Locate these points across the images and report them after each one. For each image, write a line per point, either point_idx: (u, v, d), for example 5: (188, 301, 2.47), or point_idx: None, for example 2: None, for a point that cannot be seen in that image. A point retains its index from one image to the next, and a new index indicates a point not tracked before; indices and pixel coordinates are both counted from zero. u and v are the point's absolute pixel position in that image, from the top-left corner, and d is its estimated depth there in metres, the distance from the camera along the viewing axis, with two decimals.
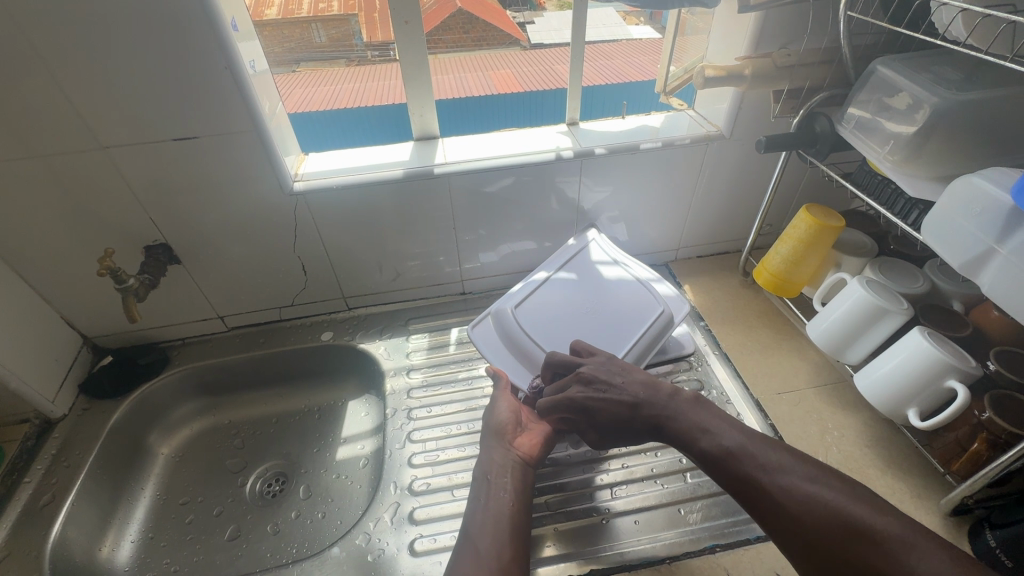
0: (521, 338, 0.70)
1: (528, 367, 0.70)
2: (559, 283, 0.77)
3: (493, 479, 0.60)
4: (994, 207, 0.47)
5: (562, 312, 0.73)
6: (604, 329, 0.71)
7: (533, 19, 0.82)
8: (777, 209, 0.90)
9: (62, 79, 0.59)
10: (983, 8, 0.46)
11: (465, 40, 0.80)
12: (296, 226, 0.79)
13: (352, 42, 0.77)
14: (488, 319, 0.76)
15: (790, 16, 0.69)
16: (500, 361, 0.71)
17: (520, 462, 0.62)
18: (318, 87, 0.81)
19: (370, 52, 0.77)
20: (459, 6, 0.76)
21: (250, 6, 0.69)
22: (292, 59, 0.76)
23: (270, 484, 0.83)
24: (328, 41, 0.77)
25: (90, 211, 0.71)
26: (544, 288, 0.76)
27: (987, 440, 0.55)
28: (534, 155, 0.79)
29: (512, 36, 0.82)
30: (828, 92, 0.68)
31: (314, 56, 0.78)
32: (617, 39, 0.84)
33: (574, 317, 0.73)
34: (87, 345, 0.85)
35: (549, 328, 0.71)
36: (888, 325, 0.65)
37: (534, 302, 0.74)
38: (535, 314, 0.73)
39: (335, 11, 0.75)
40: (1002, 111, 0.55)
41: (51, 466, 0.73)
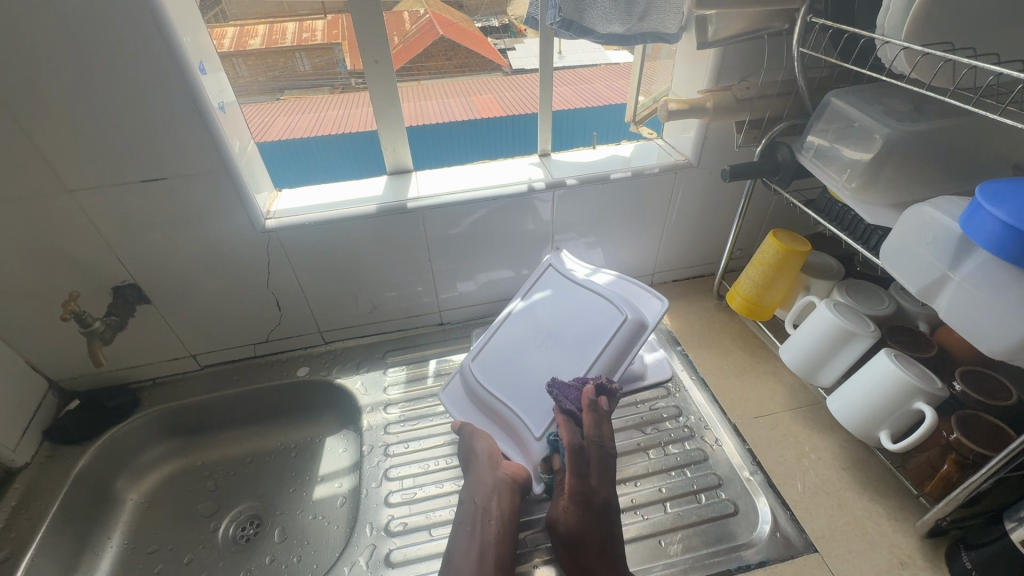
0: (483, 395, 0.72)
1: (494, 418, 0.71)
2: (525, 319, 0.78)
3: (479, 501, 0.60)
4: (945, 234, 0.49)
5: (518, 356, 0.74)
6: (561, 360, 0.70)
7: (513, 46, 0.86)
8: (748, 233, 0.92)
9: (25, 124, 0.59)
10: (942, 52, 0.47)
11: (446, 66, 0.83)
12: (269, 262, 0.78)
13: (336, 70, 0.78)
14: (458, 379, 0.78)
15: (748, 52, 0.72)
16: (467, 415, 0.73)
17: (507, 486, 0.62)
18: (303, 114, 0.87)
19: (354, 78, 0.77)
20: (441, 33, 0.79)
21: (234, 35, 0.72)
22: (275, 88, 0.78)
23: (243, 528, 0.80)
24: (312, 69, 0.79)
25: (56, 254, 0.70)
26: (505, 332, 0.78)
27: (957, 461, 0.56)
28: (507, 188, 0.80)
29: (493, 61, 0.87)
30: (788, 123, 0.70)
31: (298, 84, 0.81)
32: (592, 63, 0.90)
33: (533, 358, 0.73)
34: (54, 389, 0.83)
35: (505, 376, 0.72)
36: (857, 347, 0.66)
37: (493, 354, 0.76)
38: (495, 365, 0.74)
39: (318, 40, 0.75)
40: (949, 141, 0.58)
41: (11, 519, 0.70)
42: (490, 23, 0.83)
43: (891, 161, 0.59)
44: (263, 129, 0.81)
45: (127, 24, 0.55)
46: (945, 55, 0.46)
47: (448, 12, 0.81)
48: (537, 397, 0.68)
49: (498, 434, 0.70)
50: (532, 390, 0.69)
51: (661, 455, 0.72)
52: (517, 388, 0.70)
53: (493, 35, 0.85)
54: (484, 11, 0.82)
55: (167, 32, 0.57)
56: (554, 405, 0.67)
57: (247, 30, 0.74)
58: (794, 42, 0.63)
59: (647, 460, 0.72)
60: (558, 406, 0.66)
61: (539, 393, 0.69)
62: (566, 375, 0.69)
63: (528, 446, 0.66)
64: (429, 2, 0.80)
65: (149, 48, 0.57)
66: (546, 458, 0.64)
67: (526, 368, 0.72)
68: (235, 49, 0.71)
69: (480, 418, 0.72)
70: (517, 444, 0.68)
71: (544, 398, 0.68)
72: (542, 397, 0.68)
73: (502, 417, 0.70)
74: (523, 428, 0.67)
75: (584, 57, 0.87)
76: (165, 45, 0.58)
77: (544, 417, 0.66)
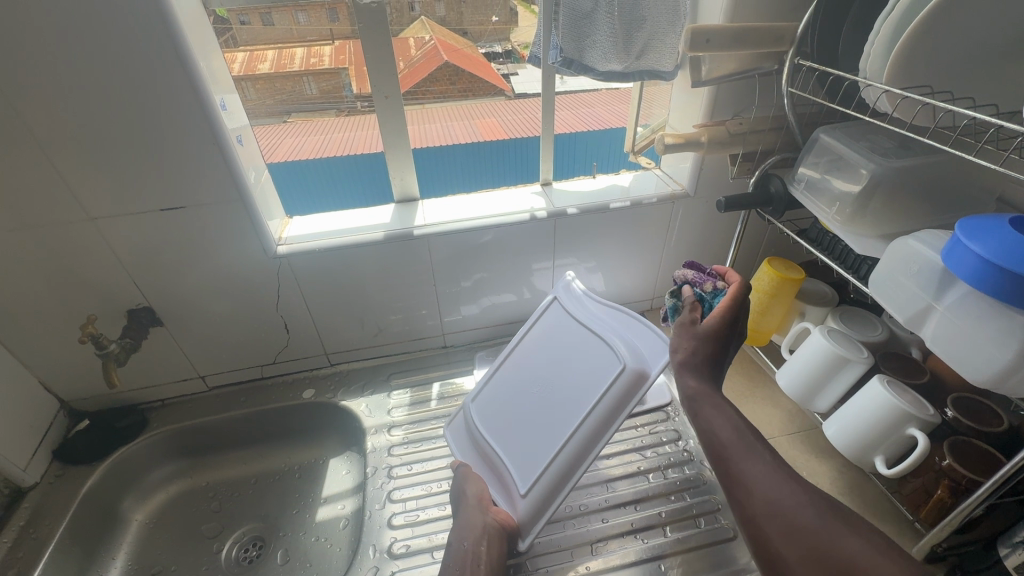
0: (477, 437, 0.72)
1: (488, 462, 0.70)
2: (527, 355, 0.76)
3: (464, 545, 0.60)
4: (929, 266, 0.51)
5: (517, 400, 0.71)
6: (554, 408, 0.67)
7: (517, 71, 0.84)
8: (744, 260, 0.95)
9: (54, 157, 0.62)
10: (920, 97, 0.50)
11: (450, 91, 0.83)
12: (279, 287, 0.81)
13: (342, 94, 0.79)
14: (460, 415, 0.78)
15: (739, 89, 0.76)
16: (467, 454, 0.73)
17: (494, 534, 0.61)
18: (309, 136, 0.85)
19: (359, 102, 0.79)
20: (445, 59, 0.78)
21: (243, 60, 0.73)
22: (282, 110, 0.80)
23: (246, 550, 0.81)
24: (319, 93, 0.79)
25: (75, 277, 0.72)
26: (509, 369, 0.76)
27: (950, 486, 0.57)
28: (510, 217, 0.83)
29: (495, 86, 0.84)
30: (780, 156, 0.73)
31: (305, 107, 0.80)
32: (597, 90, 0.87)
33: (529, 403, 0.70)
34: (64, 409, 0.85)
35: (502, 420, 0.71)
36: (851, 373, 0.67)
37: (492, 394, 0.75)
38: (495, 406, 0.73)
39: (326, 65, 0.76)
40: (932, 176, 0.61)
41: (19, 539, 0.71)
42: (494, 49, 0.81)
43: (878, 194, 0.61)
44: (270, 151, 0.82)
45: (156, 67, 0.59)
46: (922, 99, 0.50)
47: (452, 37, 0.78)
48: (526, 447, 0.66)
49: (492, 478, 0.69)
50: (523, 438, 0.67)
51: (661, 478, 0.75)
52: (511, 434, 0.69)
53: (496, 61, 0.83)
54: (489, 38, 0.80)
55: (193, 73, 0.60)
56: (541, 459, 0.64)
57: (257, 55, 0.74)
58: (782, 82, 0.66)
59: (647, 484, 0.74)
60: (543, 461, 0.63)
61: (529, 443, 0.66)
62: (555, 427, 0.65)
63: (513, 496, 0.65)
64: (435, 25, 0.76)
65: (174, 88, 0.61)
66: (530, 512, 0.62)
67: (521, 414, 0.70)
68: (245, 73, 0.73)
69: (478, 459, 0.71)
70: (505, 491, 0.66)
71: (534, 450, 0.65)
72: (531, 448, 0.65)
73: (493, 463, 0.69)
74: (510, 478, 0.65)
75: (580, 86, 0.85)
76: (190, 85, 0.61)
77: (529, 471, 0.64)
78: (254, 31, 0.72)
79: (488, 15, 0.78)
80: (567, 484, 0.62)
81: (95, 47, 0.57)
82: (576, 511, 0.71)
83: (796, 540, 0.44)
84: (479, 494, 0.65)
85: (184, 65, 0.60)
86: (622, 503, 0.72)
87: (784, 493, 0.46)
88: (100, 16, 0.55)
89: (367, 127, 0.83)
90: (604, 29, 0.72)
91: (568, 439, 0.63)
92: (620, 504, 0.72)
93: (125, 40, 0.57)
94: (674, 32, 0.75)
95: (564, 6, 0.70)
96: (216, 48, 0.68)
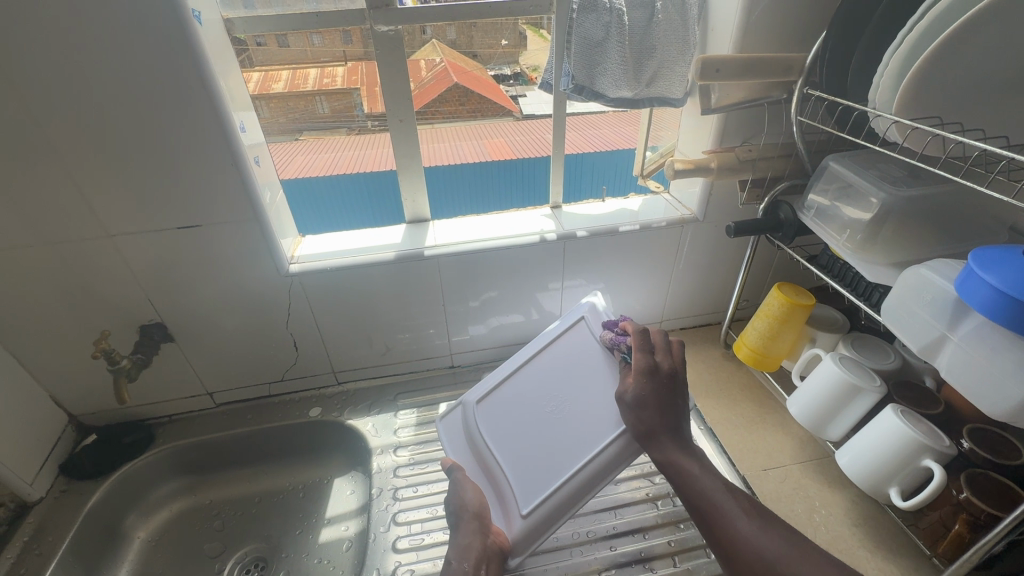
0: (478, 442, 0.66)
1: (483, 469, 0.65)
2: (543, 364, 0.72)
3: (463, 567, 0.56)
4: (942, 296, 0.51)
5: (526, 417, 0.68)
6: (568, 429, 0.65)
7: (525, 93, 0.85)
8: (753, 285, 0.95)
9: (78, 176, 0.64)
10: (930, 128, 0.51)
11: (460, 111, 0.83)
12: (290, 305, 0.81)
13: (353, 113, 0.80)
14: (457, 410, 0.72)
15: (749, 117, 0.77)
16: (460, 454, 0.67)
17: (490, 556, 0.58)
18: (319, 154, 0.85)
19: (370, 121, 0.81)
20: (455, 81, 0.79)
21: (256, 80, 0.73)
22: (294, 128, 0.80)
23: (248, 571, 0.80)
24: (330, 112, 0.80)
25: (90, 293, 0.73)
26: (521, 375, 0.72)
27: (968, 521, 0.56)
28: (520, 238, 0.84)
29: (504, 107, 0.85)
30: (788, 183, 0.73)
31: (316, 126, 0.81)
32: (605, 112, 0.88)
33: (536, 424, 0.67)
34: (73, 424, 0.85)
35: (509, 429, 0.67)
36: (863, 402, 0.67)
37: (498, 401, 0.70)
38: (500, 412, 0.69)
39: (337, 86, 0.77)
40: (943, 205, 0.61)
41: (22, 555, 0.71)
42: (504, 71, 0.82)
43: (889, 222, 0.61)
44: (281, 168, 0.82)
45: (179, 90, 0.61)
46: (931, 131, 0.50)
47: (463, 60, 0.79)
48: (534, 464, 0.63)
49: (485, 484, 0.65)
50: (531, 453, 0.64)
51: (670, 506, 0.73)
52: (518, 447, 0.65)
53: (505, 83, 0.84)
54: (498, 60, 0.81)
55: (214, 96, 0.62)
56: (549, 480, 0.62)
57: (271, 75, 0.74)
58: (791, 111, 0.67)
59: (655, 511, 0.73)
60: (552, 482, 0.61)
61: (537, 460, 0.64)
62: (569, 450, 0.63)
63: (510, 513, 0.61)
64: (446, 48, 0.77)
65: (195, 110, 0.63)
66: (526, 535, 0.60)
67: (530, 427, 0.67)
68: (259, 93, 0.74)
69: (472, 462, 0.66)
70: (499, 503, 0.63)
71: (538, 476, 0.62)
72: (536, 473, 0.63)
73: (492, 474, 0.64)
74: (511, 494, 0.62)
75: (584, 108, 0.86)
76: (210, 107, 0.63)
77: (534, 491, 0.61)
78: (269, 52, 0.73)
79: (498, 39, 0.79)
80: (566, 515, 0.61)
81: (122, 72, 0.59)
82: (584, 538, 0.70)
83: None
84: (477, 509, 0.60)
85: (206, 88, 0.61)
86: (630, 531, 0.71)
87: (769, 546, 0.48)
88: (128, 43, 0.57)
89: (379, 147, 0.84)
90: (614, 56, 0.74)
91: (581, 468, 0.61)
92: (628, 531, 0.71)
93: (150, 66, 0.59)
94: (684, 60, 0.76)
95: (575, 34, 0.72)
96: (238, 72, 0.70)
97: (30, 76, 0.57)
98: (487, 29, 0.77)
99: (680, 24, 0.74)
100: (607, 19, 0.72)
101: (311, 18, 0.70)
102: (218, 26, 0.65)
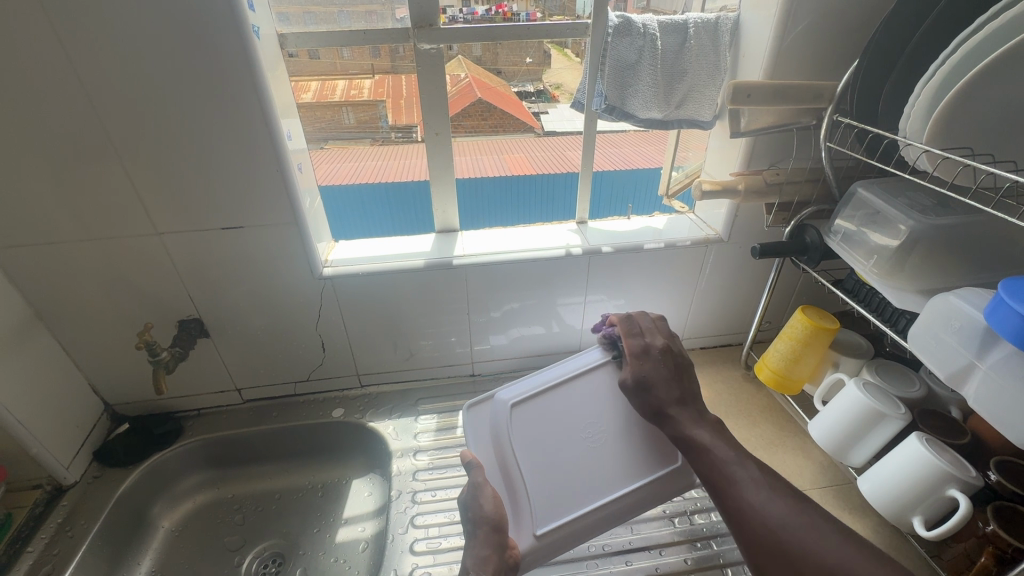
0: (508, 445, 0.65)
1: (503, 474, 0.65)
2: (590, 382, 0.71)
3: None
4: (971, 325, 0.52)
5: (564, 430, 0.67)
6: (600, 457, 0.66)
7: (547, 110, 0.89)
8: (776, 307, 0.95)
9: (135, 176, 0.68)
10: (959, 158, 0.51)
11: (482, 126, 0.86)
12: (321, 307, 0.84)
13: (377, 124, 0.84)
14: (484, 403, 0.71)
15: (778, 142, 0.78)
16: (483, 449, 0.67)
17: (505, 570, 0.58)
18: (343, 163, 0.89)
19: (394, 133, 0.85)
20: (479, 96, 0.81)
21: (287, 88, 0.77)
22: (320, 138, 0.83)
23: (265, 566, 0.81)
24: (355, 123, 0.84)
25: (134, 287, 0.77)
26: (561, 392, 0.70)
27: (994, 554, 0.55)
28: (546, 252, 0.86)
29: (526, 123, 0.90)
30: (816, 208, 0.74)
31: (342, 136, 0.85)
32: (625, 130, 0.89)
33: (571, 440, 0.67)
34: (107, 412, 0.88)
35: (544, 438, 0.67)
36: (888, 428, 0.66)
37: (539, 404, 0.69)
38: (538, 418, 0.68)
39: (364, 97, 0.80)
40: (974, 235, 0.61)
41: (55, 536, 0.74)
42: (527, 88, 0.85)
43: (917, 249, 0.62)
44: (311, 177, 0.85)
45: (233, 100, 0.65)
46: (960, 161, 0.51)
47: (486, 75, 0.82)
48: (557, 486, 0.64)
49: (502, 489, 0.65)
50: (560, 471, 0.65)
51: (687, 524, 0.73)
52: (546, 468, 0.65)
53: (528, 99, 0.87)
54: (522, 77, 0.84)
55: (265, 106, 0.66)
56: (570, 507, 0.63)
57: (299, 86, 0.77)
58: (821, 137, 0.68)
59: (672, 528, 0.73)
60: (572, 510, 0.63)
61: (563, 485, 0.65)
62: (594, 484, 0.65)
63: (523, 529, 0.62)
64: (471, 65, 0.80)
65: (246, 118, 0.66)
66: (535, 551, 0.61)
67: (563, 453, 0.66)
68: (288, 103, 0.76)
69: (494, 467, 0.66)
70: (513, 514, 0.63)
71: (560, 495, 0.64)
72: (559, 492, 0.64)
73: (514, 480, 0.64)
74: (530, 511, 0.63)
75: (613, 127, 0.87)
76: (261, 115, 0.66)
77: (554, 514, 0.63)
78: (300, 64, 0.75)
79: (522, 56, 0.81)
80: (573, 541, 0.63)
81: (183, 81, 0.63)
82: (598, 552, 0.70)
83: (787, 558, 0.51)
84: (495, 522, 0.60)
85: (258, 98, 0.65)
86: (646, 546, 0.71)
87: (777, 513, 0.53)
88: (192, 55, 0.61)
89: (399, 158, 0.91)
90: (646, 78, 0.76)
91: (601, 504, 0.64)
92: (644, 546, 0.71)
93: (210, 76, 0.63)
94: (714, 84, 0.78)
95: (610, 55, 0.74)
96: (289, 82, 0.75)
97: (101, 83, 0.61)
98: (511, 48, 0.79)
99: (712, 49, 0.76)
100: (641, 43, 0.74)
101: (360, 34, 0.73)
102: (272, 40, 0.69)
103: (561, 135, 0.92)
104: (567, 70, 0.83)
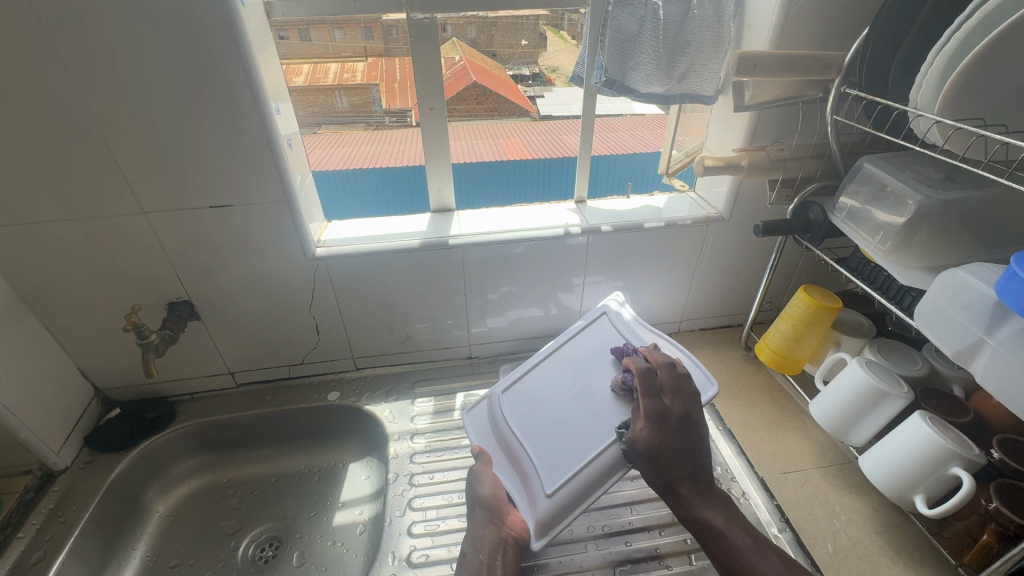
0: (501, 423, 0.71)
1: (508, 457, 0.69)
2: (568, 357, 0.77)
3: (477, 557, 0.62)
4: (981, 301, 0.51)
5: (552, 400, 0.72)
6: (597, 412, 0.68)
7: (543, 93, 0.87)
8: (776, 287, 0.94)
9: (117, 153, 0.65)
10: (973, 128, 0.50)
11: (477, 109, 0.83)
12: (315, 289, 0.82)
13: (371, 108, 0.82)
14: (483, 404, 0.78)
15: (780, 118, 0.77)
16: (487, 443, 0.72)
17: (504, 544, 0.62)
18: (336, 149, 0.86)
19: (389, 117, 0.83)
20: (475, 79, 0.79)
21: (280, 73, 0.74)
22: (315, 122, 0.81)
23: (263, 549, 0.81)
24: (349, 107, 0.82)
25: (121, 269, 0.75)
26: (539, 375, 0.76)
27: (996, 532, 0.55)
28: (544, 231, 0.84)
29: (522, 107, 0.86)
30: (820, 184, 0.73)
31: (335, 120, 0.82)
32: (622, 112, 0.88)
33: (562, 405, 0.71)
34: (98, 398, 0.87)
35: (534, 412, 0.71)
36: (890, 407, 0.66)
37: (522, 385, 0.75)
38: (525, 397, 0.73)
39: (357, 81, 0.79)
40: (983, 210, 0.60)
41: (47, 522, 0.72)
42: (522, 72, 0.83)
43: (924, 226, 0.60)
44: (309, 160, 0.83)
45: (221, 75, 0.62)
46: (975, 132, 0.49)
47: (482, 59, 0.79)
48: (558, 444, 0.66)
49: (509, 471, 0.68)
50: (556, 434, 0.68)
51: None
52: (541, 432, 0.68)
53: (523, 83, 0.85)
54: (517, 60, 0.82)
55: (253, 79, 0.63)
56: (573, 459, 0.64)
57: (292, 69, 0.74)
58: (827, 110, 0.66)
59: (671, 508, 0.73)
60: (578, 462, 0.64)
61: (563, 442, 0.66)
62: (596, 434, 0.66)
63: (534, 495, 0.64)
64: (464, 46, 0.77)
65: (234, 94, 0.64)
66: (551, 513, 0.62)
67: (555, 416, 0.70)
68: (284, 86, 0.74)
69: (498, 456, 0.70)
70: (524, 490, 0.65)
71: (565, 449, 0.65)
72: (560, 448, 0.66)
73: (514, 453, 0.68)
74: (535, 475, 0.65)
75: (612, 106, 0.86)
76: (249, 90, 0.64)
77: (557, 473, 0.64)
78: (292, 45, 0.73)
79: (518, 39, 0.79)
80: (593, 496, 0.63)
81: (164, 52, 0.60)
82: (598, 532, 0.70)
83: None
84: (488, 502, 0.65)
85: (245, 71, 0.62)
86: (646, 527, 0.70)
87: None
88: (171, 23, 0.58)
89: (395, 141, 0.87)
90: (647, 52, 0.73)
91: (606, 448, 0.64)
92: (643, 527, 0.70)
93: (195, 49, 0.60)
94: (718, 58, 0.76)
95: (609, 28, 0.72)
96: (280, 63, 0.72)
97: (77, 53, 0.58)
98: (508, 28, 0.78)
99: (716, 22, 0.74)
100: (642, 13, 0.72)
101: (349, 4, 0.70)
102: (259, 9, 0.66)
103: (556, 120, 0.89)
104: (563, 53, 0.82)
